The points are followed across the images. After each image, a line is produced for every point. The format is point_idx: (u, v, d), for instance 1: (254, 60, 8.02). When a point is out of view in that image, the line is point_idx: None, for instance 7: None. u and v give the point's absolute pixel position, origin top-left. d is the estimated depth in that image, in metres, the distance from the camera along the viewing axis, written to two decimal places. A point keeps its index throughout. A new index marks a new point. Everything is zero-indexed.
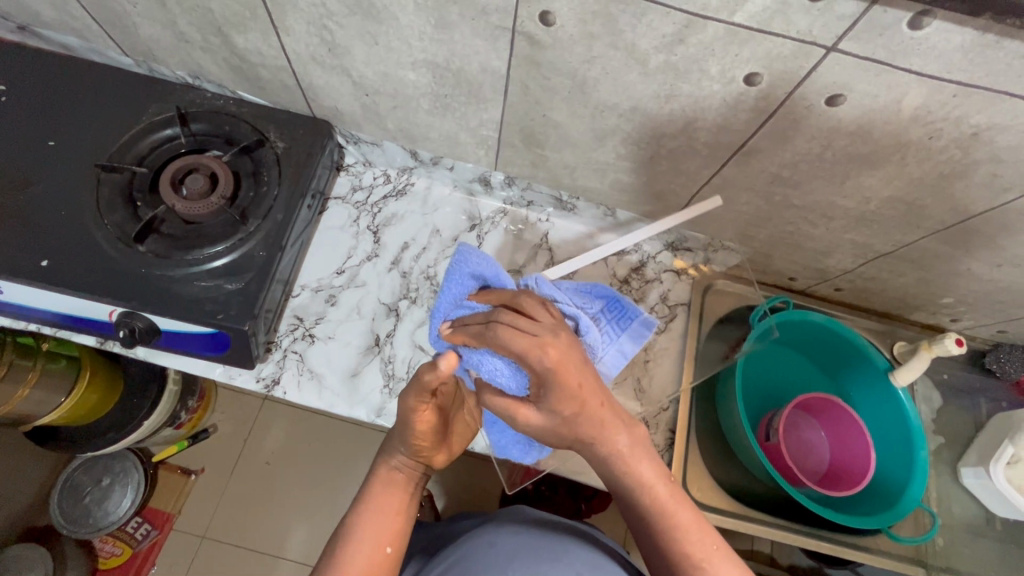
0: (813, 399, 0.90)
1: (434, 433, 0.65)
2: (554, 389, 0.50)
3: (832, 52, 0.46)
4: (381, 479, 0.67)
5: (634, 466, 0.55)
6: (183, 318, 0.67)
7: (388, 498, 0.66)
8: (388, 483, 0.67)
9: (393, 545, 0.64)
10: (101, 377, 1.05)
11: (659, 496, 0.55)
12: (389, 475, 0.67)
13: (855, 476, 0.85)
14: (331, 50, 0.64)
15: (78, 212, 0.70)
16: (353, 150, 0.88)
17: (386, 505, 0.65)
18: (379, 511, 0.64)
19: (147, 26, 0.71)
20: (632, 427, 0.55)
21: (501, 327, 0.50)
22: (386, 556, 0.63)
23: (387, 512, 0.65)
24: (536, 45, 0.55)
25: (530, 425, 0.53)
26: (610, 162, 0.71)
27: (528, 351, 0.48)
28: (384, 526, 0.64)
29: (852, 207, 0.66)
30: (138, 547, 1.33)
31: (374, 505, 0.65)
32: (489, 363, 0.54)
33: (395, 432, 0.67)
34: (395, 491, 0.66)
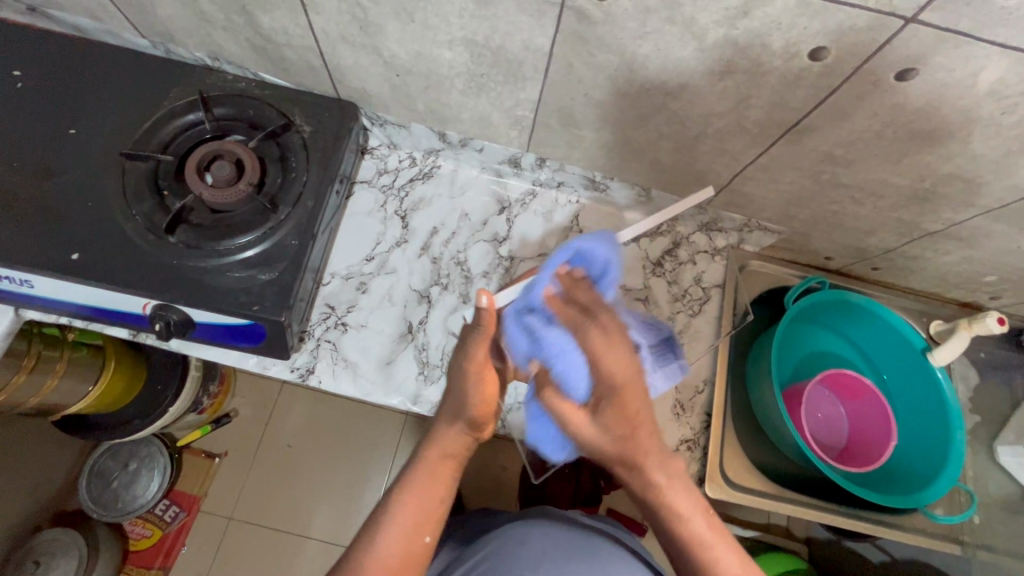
0: (835, 376, 0.89)
1: (490, 404, 0.64)
2: (615, 407, 0.53)
3: (912, 24, 0.43)
4: (425, 465, 0.63)
5: (672, 499, 0.58)
6: (218, 311, 0.66)
7: (432, 486, 0.62)
8: (433, 469, 0.62)
9: (431, 534, 0.61)
10: (126, 365, 1.05)
11: (696, 528, 0.58)
12: (436, 461, 0.63)
13: (874, 448, 0.85)
14: (363, 28, 0.61)
15: (105, 203, 0.68)
16: (377, 133, 0.85)
17: (430, 492, 0.61)
18: (420, 498, 0.61)
19: (166, 6, 0.68)
20: (672, 463, 0.58)
21: (594, 332, 0.54)
22: (423, 545, 0.60)
23: (429, 499, 0.61)
24: (585, 21, 0.52)
25: (580, 435, 0.56)
26: (650, 142, 0.69)
27: (602, 354, 0.53)
28: (422, 517, 0.60)
29: (904, 185, 0.64)
30: (168, 529, 1.35)
31: (416, 491, 0.61)
32: (565, 360, 0.54)
33: (451, 405, 0.64)
34: (439, 477, 0.62)
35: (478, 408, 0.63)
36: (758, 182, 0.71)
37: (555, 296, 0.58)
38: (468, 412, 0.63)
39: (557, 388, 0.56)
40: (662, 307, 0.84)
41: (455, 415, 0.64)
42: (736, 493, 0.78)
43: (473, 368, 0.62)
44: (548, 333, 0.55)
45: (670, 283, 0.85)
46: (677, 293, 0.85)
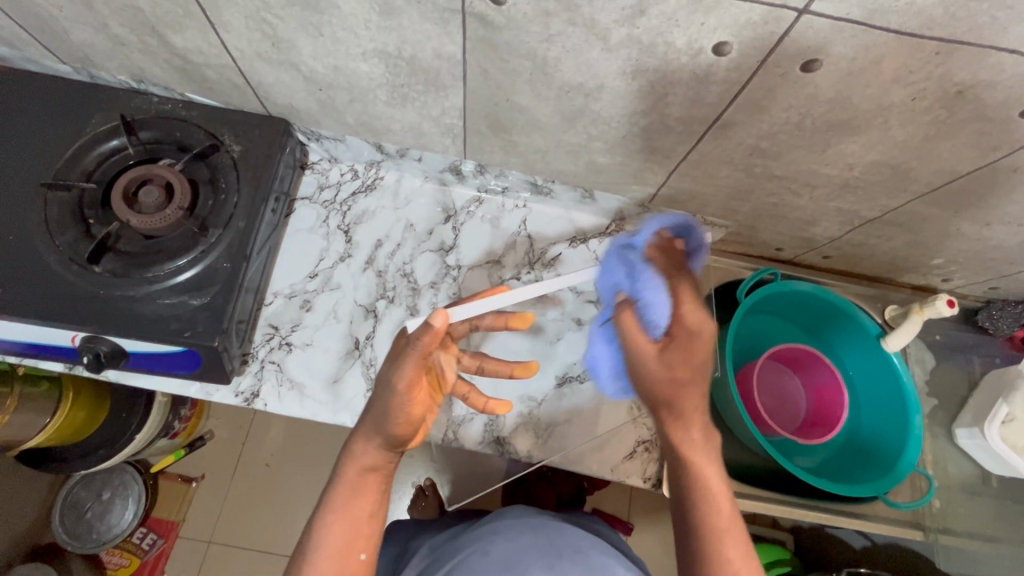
0: (797, 350, 0.89)
1: (416, 420, 0.56)
2: (684, 348, 0.51)
3: (805, 15, 0.43)
4: (347, 481, 0.56)
5: (704, 471, 0.52)
6: (150, 339, 0.65)
7: (358, 503, 0.56)
8: (356, 487, 0.56)
9: (367, 550, 0.56)
10: (87, 395, 1.03)
11: (718, 504, 0.51)
12: (358, 478, 0.56)
13: (831, 423, 0.86)
14: (275, 44, 0.60)
15: (27, 235, 0.67)
16: (315, 147, 0.84)
17: (357, 511, 0.55)
18: (347, 517, 0.55)
19: (78, 31, 0.67)
20: (712, 430, 0.53)
21: (685, 281, 0.55)
22: (359, 563, 0.55)
23: (356, 517, 0.55)
24: (489, 26, 0.51)
25: (643, 368, 0.53)
26: (582, 143, 0.68)
27: (687, 300, 0.52)
28: (351, 535, 0.54)
29: (835, 174, 0.63)
30: (146, 556, 1.32)
31: (341, 511, 0.55)
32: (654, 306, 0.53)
33: (372, 417, 0.56)
34: (363, 491, 0.56)
35: (399, 423, 0.55)
36: (694, 177, 0.70)
37: (652, 252, 0.58)
38: (387, 431, 0.55)
39: (634, 320, 0.54)
40: None
41: (378, 430, 0.56)
42: None
43: (404, 384, 0.53)
44: (645, 273, 0.56)
45: None
46: None
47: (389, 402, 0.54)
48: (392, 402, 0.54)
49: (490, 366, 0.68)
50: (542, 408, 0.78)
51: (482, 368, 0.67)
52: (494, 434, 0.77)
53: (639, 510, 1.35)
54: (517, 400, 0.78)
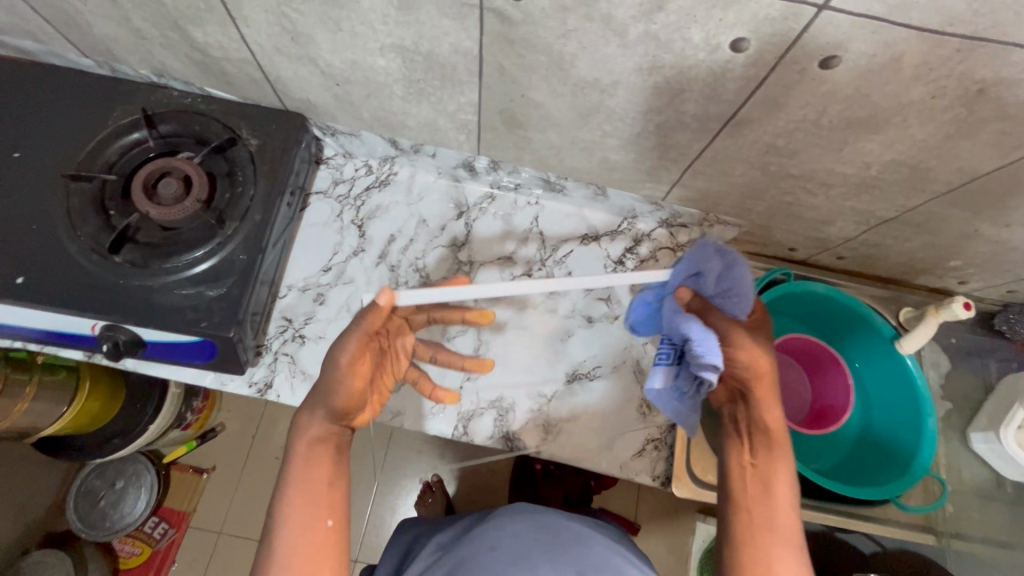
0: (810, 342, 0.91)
1: (359, 396, 0.59)
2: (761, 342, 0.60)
3: (825, 11, 0.43)
4: (297, 456, 0.58)
5: (776, 471, 0.59)
6: (166, 329, 0.66)
7: (311, 474, 0.57)
8: (308, 458, 0.57)
9: (335, 517, 0.56)
10: (103, 386, 1.04)
11: (779, 512, 0.57)
12: (307, 450, 0.58)
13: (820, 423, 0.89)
14: (294, 40, 0.61)
15: (50, 224, 0.68)
16: (331, 142, 0.85)
17: (314, 482, 0.57)
18: (305, 490, 0.56)
19: (102, 25, 0.68)
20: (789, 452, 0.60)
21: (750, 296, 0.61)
22: (327, 529, 0.55)
23: (319, 486, 0.57)
24: (507, 22, 0.51)
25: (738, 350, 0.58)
26: (596, 140, 0.68)
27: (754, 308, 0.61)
28: (314, 502, 0.56)
29: (851, 173, 0.63)
30: (157, 546, 1.34)
31: (294, 487, 0.56)
32: (710, 345, 0.53)
33: (314, 393, 0.58)
34: (317, 463, 0.58)
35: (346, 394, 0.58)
36: (707, 175, 0.70)
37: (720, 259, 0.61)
38: (331, 403, 0.58)
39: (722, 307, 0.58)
40: (624, 306, 0.83)
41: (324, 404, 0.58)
42: (701, 490, 0.74)
43: (347, 361, 0.56)
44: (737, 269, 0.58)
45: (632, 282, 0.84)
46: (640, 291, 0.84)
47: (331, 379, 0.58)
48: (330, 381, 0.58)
49: (444, 356, 0.68)
50: (551, 405, 0.78)
51: (435, 357, 0.68)
52: (504, 429, 0.77)
53: (647, 511, 1.34)
54: (527, 396, 0.78)
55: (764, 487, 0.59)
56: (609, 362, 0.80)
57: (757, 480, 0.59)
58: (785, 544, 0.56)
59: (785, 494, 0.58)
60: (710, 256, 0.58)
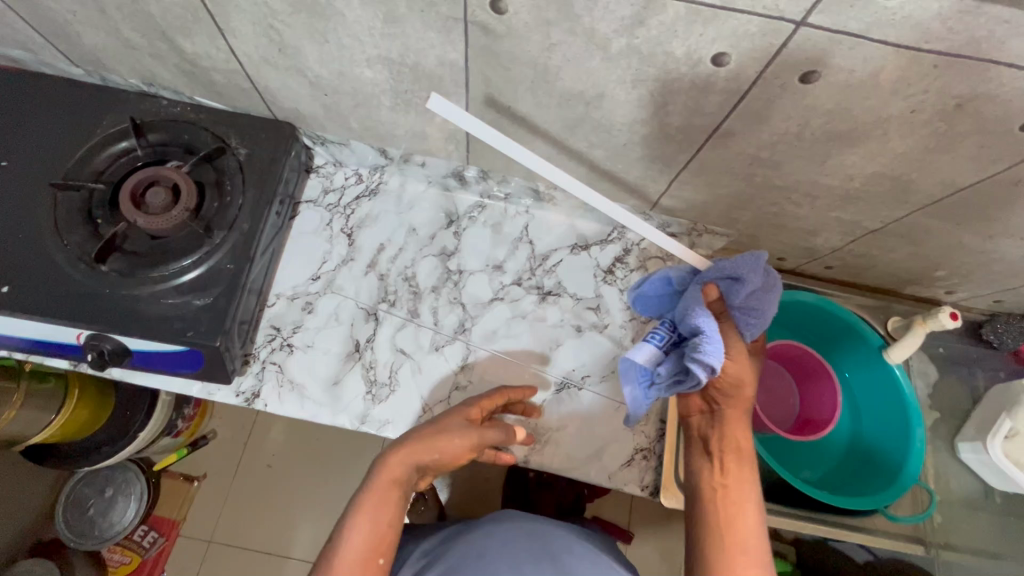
0: (794, 347, 0.90)
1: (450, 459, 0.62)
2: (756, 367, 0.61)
3: (803, 27, 0.43)
4: (374, 491, 0.58)
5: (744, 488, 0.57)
6: (152, 338, 0.66)
7: (383, 511, 0.58)
8: (385, 495, 0.58)
9: (386, 556, 0.57)
10: (92, 393, 1.04)
11: (751, 535, 0.55)
12: (388, 488, 0.58)
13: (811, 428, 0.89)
14: (282, 51, 0.61)
15: (37, 233, 0.68)
16: (321, 151, 0.85)
17: (382, 517, 0.57)
18: (373, 523, 0.57)
19: (92, 35, 0.68)
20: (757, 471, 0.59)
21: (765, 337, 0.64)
22: (378, 567, 0.56)
23: (376, 524, 0.57)
24: (492, 35, 0.52)
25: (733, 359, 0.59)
26: (583, 151, 0.68)
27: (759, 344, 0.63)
28: (374, 536, 0.57)
29: (835, 185, 0.63)
30: (146, 555, 1.33)
31: (370, 514, 0.57)
32: (714, 341, 0.57)
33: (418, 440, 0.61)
34: (388, 502, 0.58)
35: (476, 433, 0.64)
36: (694, 186, 0.70)
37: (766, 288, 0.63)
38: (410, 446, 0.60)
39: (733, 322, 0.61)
40: (614, 315, 0.83)
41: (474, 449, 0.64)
42: None
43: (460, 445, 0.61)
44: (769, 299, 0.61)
45: (621, 291, 0.84)
46: (629, 300, 0.84)
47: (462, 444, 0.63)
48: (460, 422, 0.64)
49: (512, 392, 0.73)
50: (540, 415, 0.78)
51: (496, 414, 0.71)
52: None
53: (640, 520, 1.34)
54: (516, 405, 0.78)
55: (733, 505, 0.56)
56: (598, 371, 0.80)
57: (727, 498, 0.57)
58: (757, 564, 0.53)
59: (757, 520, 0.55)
60: (756, 271, 0.60)
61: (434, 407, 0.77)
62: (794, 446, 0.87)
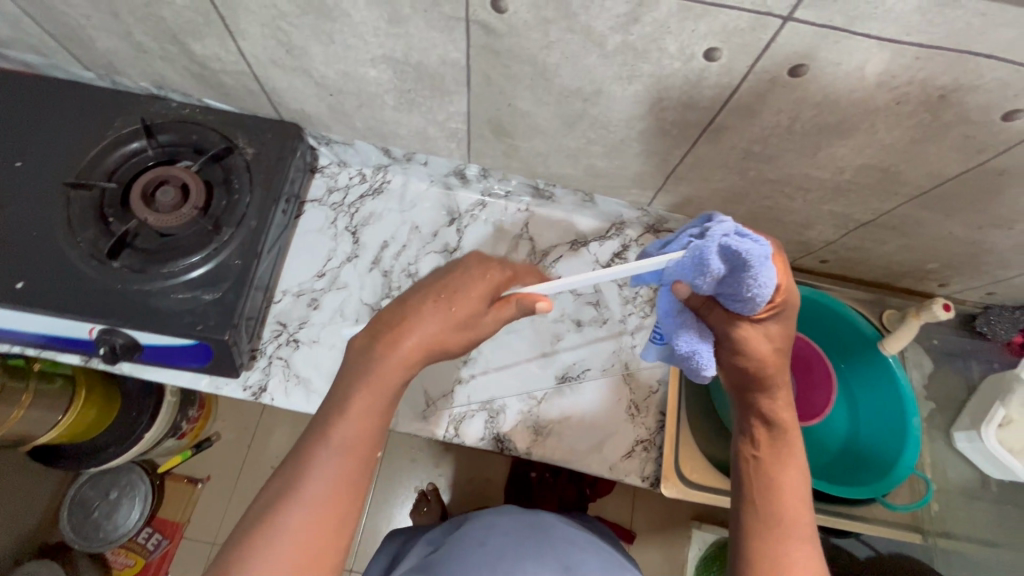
0: None
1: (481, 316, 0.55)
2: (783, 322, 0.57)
3: (789, 22, 0.45)
4: (319, 473, 0.49)
5: (783, 460, 0.58)
6: (163, 332, 0.67)
7: (331, 484, 0.49)
8: (333, 477, 0.49)
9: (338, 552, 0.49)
10: (99, 393, 1.05)
11: (791, 504, 0.56)
12: (336, 468, 0.49)
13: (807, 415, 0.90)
14: (289, 52, 0.63)
15: (50, 231, 0.70)
16: (326, 151, 0.87)
17: (334, 494, 0.49)
18: (319, 509, 0.48)
19: (104, 39, 0.70)
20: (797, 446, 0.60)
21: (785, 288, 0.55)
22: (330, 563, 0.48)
23: (319, 510, 0.48)
24: (492, 33, 0.54)
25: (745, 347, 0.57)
26: (581, 148, 0.70)
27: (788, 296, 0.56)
28: (321, 524, 0.48)
29: (827, 177, 0.65)
30: (151, 556, 1.34)
31: (312, 496, 0.48)
32: (703, 354, 0.59)
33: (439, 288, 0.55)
34: (339, 479, 0.49)
35: (439, 330, 0.52)
36: (690, 181, 0.72)
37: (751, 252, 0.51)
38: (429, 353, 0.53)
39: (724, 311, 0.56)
40: (613, 310, 0.85)
41: (458, 304, 0.53)
42: (689, 489, 0.75)
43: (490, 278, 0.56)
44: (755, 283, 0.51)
45: (620, 287, 0.86)
46: (627, 295, 0.86)
47: (457, 288, 0.54)
48: (410, 318, 0.53)
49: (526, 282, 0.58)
50: (542, 407, 0.79)
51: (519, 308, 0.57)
52: (494, 431, 0.78)
53: (642, 518, 1.35)
54: (518, 398, 0.79)
55: (771, 477, 0.58)
56: (598, 365, 0.82)
57: (763, 472, 0.58)
58: (801, 537, 0.54)
59: (794, 489, 0.57)
60: (711, 269, 0.51)
61: (437, 400, 0.78)
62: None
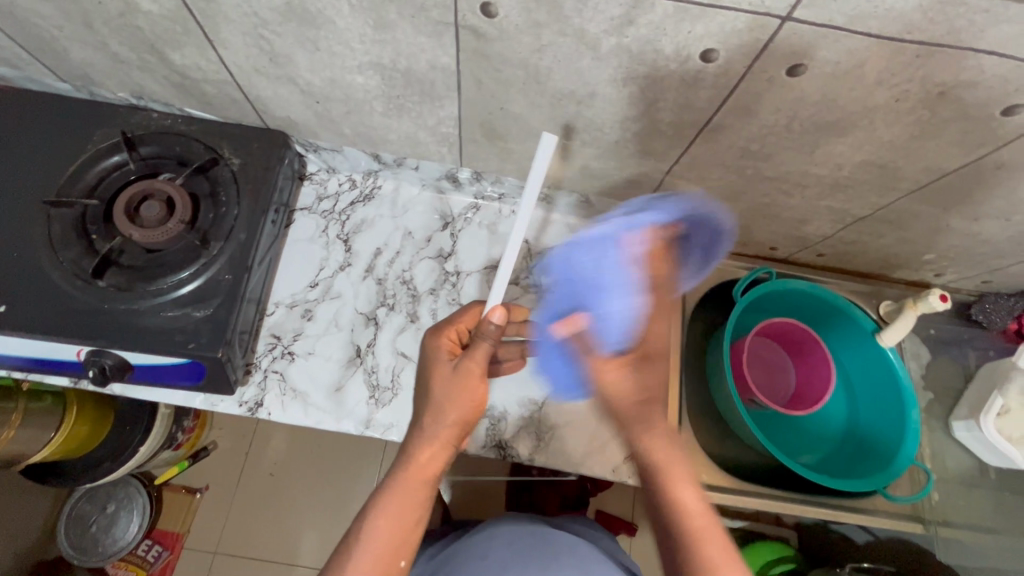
0: (789, 331, 0.89)
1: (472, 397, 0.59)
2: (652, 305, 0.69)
3: (788, 22, 0.44)
4: (400, 487, 0.57)
5: (675, 483, 0.64)
6: (153, 352, 0.66)
7: (406, 499, 0.56)
8: (410, 493, 0.57)
9: (407, 558, 0.57)
10: (90, 409, 1.03)
11: (697, 528, 0.60)
12: (418, 486, 0.57)
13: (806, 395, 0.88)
14: (272, 60, 0.62)
15: (31, 251, 0.68)
16: (314, 158, 0.85)
17: (409, 510, 0.56)
18: (395, 520, 0.56)
19: (79, 50, 0.68)
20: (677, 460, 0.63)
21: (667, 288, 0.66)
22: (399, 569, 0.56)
23: (399, 523, 0.56)
24: (482, 38, 0.52)
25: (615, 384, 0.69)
26: (576, 150, 0.69)
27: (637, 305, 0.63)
28: (397, 531, 0.56)
29: (824, 174, 0.64)
30: (151, 569, 1.32)
31: (393, 507, 0.56)
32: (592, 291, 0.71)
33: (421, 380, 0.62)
34: (414, 500, 0.57)
35: (456, 417, 0.58)
36: (687, 180, 0.71)
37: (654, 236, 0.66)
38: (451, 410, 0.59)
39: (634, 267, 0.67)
40: None
41: (453, 405, 0.58)
42: None
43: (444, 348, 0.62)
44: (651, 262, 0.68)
45: None
46: None
47: (438, 385, 0.59)
48: (417, 433, 0.59)
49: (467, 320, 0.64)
50: (543, 412, 0.79)
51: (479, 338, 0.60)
52: (497, 438, 0.77)
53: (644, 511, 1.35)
54: (517, 403, 0.79)
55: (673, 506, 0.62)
56: None
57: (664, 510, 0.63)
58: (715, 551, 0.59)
59: (692, 512, 0.61)
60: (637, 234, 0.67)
61: None
62: (792, 429, 0.88)
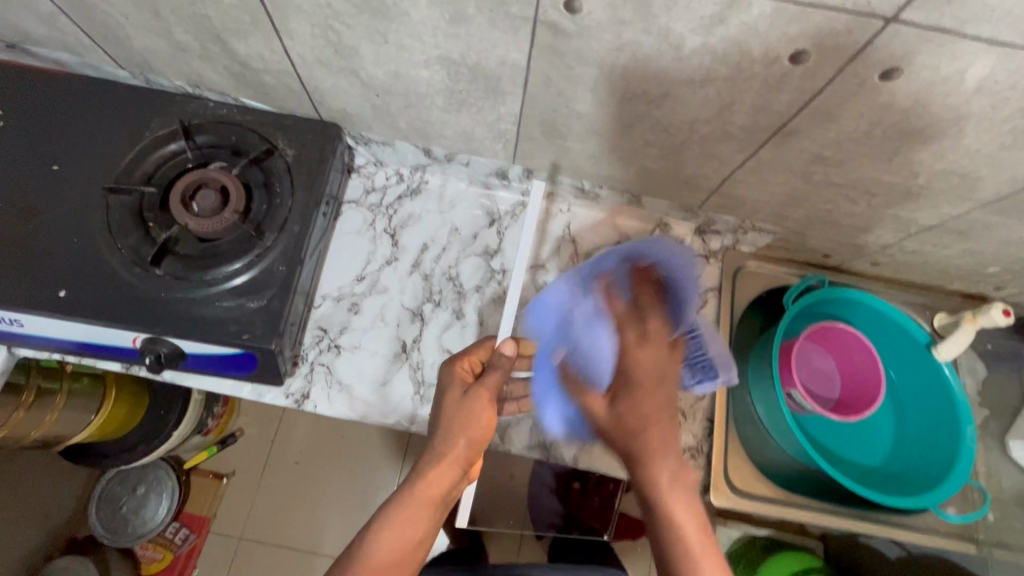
0: (840, 338, 0.86)
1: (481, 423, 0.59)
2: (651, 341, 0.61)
3: (893, 24, 0.43)
4: (412, 499, 0.56)
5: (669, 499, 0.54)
6: (209, 341, 0.66)
7: (417, 514, 0.55)
8: (417, 508, 0.55)
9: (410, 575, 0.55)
10: (128, 392, 1.04)
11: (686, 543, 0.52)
12: (430, 503, 0.56)
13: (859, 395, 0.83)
14: (338, 52, 0.61)
15: (90, 237, 0.68)
16: (363, 151, 0.84)
17: (418, 523, 0.55)
18: (403, 532, 0.55)
19: (143, 38, 0.68)
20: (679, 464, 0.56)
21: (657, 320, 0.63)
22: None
23: (406, 537, 0.55)
24: (559, 34, 0.51)
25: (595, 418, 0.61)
26: (637, 150, 0.67)
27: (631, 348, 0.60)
28: (406, 541, 0.54)
29: (898, 182, 0.62)
30: (178, 551, 1.34)
31: (400, 516, 0.55)
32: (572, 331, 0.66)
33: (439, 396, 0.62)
34: (423, 516, 0.56)
35: (468, 446, 0.58)
36: (748, 184, 0.69)
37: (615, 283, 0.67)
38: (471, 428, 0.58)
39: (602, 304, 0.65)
40: None
41: (462, 427, 0.58)
42: (739, 498, 0.76)
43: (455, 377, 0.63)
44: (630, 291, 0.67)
45: None
46: None
47: (449, 408, 0.60)
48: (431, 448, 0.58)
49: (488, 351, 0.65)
50: None
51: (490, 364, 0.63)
52: (542, 440, 0.77)
53: None
54: None
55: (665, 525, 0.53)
56: None
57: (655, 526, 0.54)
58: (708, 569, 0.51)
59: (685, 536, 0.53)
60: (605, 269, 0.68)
61: None
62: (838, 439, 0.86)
